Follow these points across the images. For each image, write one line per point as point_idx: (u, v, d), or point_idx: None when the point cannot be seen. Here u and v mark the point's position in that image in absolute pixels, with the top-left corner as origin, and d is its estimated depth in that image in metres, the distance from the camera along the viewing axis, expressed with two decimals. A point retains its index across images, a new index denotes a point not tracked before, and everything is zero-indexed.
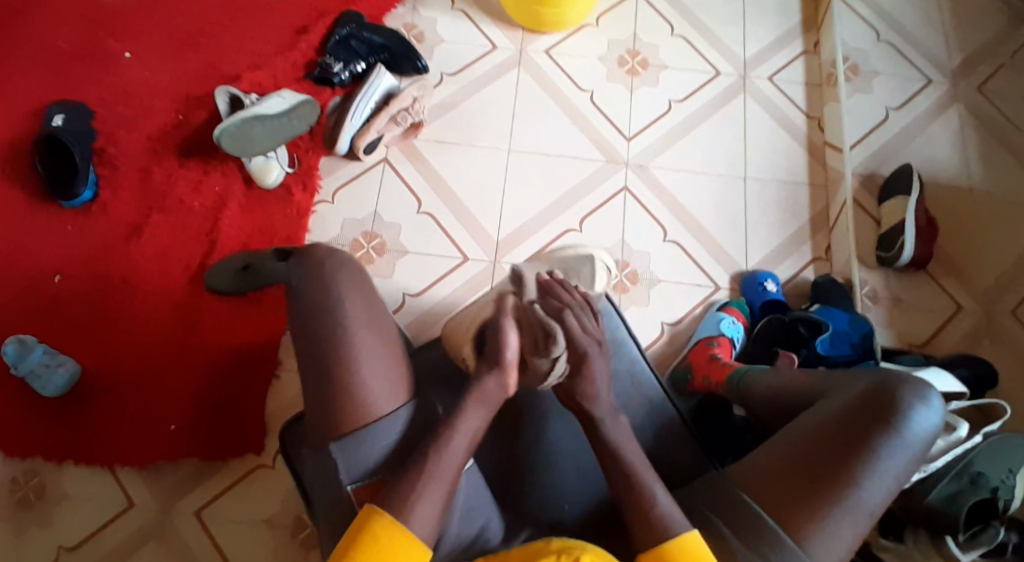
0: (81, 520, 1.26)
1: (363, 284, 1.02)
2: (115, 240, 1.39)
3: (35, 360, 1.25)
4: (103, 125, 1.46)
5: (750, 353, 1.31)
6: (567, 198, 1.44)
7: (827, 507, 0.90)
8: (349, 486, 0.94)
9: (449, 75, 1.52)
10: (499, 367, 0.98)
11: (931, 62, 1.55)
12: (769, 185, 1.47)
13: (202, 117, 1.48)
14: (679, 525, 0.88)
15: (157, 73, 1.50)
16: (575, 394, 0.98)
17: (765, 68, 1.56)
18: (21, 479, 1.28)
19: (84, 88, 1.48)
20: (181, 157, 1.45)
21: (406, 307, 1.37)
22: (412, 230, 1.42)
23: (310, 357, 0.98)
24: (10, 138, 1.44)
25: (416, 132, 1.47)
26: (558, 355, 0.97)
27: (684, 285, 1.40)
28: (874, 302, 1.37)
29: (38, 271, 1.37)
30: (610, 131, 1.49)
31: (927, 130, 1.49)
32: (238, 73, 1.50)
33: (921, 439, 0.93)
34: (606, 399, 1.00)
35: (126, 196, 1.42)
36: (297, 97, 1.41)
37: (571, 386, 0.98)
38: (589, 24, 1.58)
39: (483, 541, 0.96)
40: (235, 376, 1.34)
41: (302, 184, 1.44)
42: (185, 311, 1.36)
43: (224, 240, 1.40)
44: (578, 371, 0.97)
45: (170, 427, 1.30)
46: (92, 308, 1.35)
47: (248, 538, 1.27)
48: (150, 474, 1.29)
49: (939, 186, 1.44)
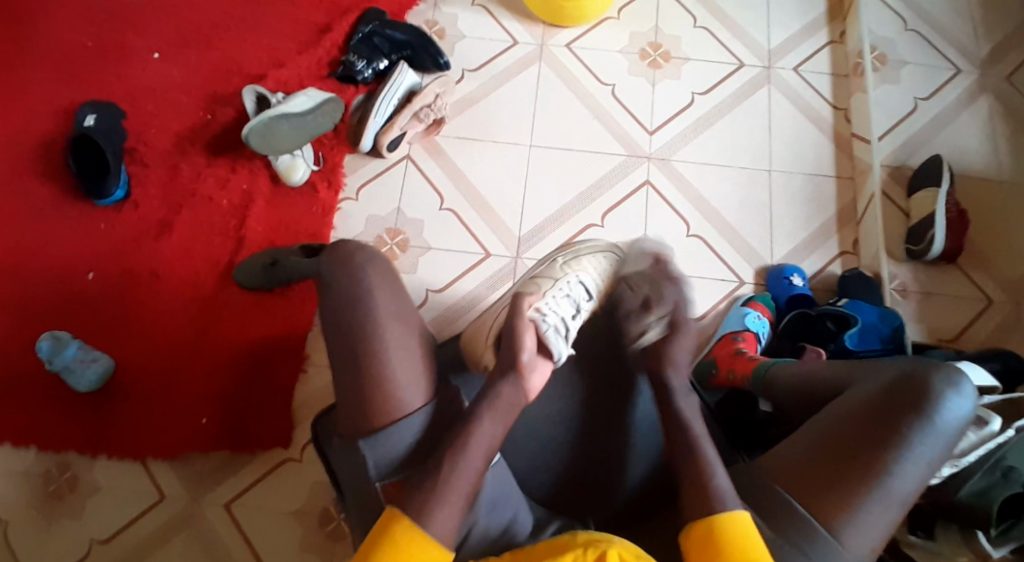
0: (113, 513, 1.30)
1: (390, 277, 1.02)
2: (145, 239, 1.42)
3: (70, 356, 1.29)
4: (133, 125, 1.49)
5: (776, 347, 1.30)
6: (589, 192, 1.44)
7: (859, 495, 0.89)
8: (378, 482, 0.95)
9: (470, 70, 1.53)
10: (517, 368, 0.99)
11: (961, 50, 1.51)
12: (794, 177, 1.45)
13: (229, 116, 1.50)
14: (729, 504, 0.88)
15: (184, 73, 1.53)
16: (663, 356, 1.04)
17: (789, 59, 1.53)
18: (55, 472, 1.32)
19: (114, 89, 1.51)
20: (209, 156, 1.47)
21: (430, 302, 1.38)
22: (435, 226, 1.43)
23: (333, 352, 0.99)
24: (43, 139, 1.48)
25: (438, 129, 1.48)
26: (656, 318, 1.08)
27: (708, 279, 1.39)
28: (904, 296, 1.35)
29: (71, 269, 1.40)
30: (631, 124, 1.49)
31: (957, 119, 1.45)
32: (263, 73, 1.52)
33: (953, 425, 0.91)
34: (664, 375, 1.03)
35: (156, 194, 1.45)
36: (322, 95, 1.44)
37: (661, 346, 1.05)
38: (609, 18, 1.57)
39: (510, 535, 0.95)
40: (266, 368, 1.36)
41: (326, 182, 1.46)
42: (213, 307, 1.39)
43: (251, 237, 1.42)
44: (676, 330, 1.06)
45: (200, 421, 1.33)
46: (124, 305, 1.38)
47: (276, 530, 1.29)
48: (181, 466, 1.32)
49: (970, 177, 1.41)
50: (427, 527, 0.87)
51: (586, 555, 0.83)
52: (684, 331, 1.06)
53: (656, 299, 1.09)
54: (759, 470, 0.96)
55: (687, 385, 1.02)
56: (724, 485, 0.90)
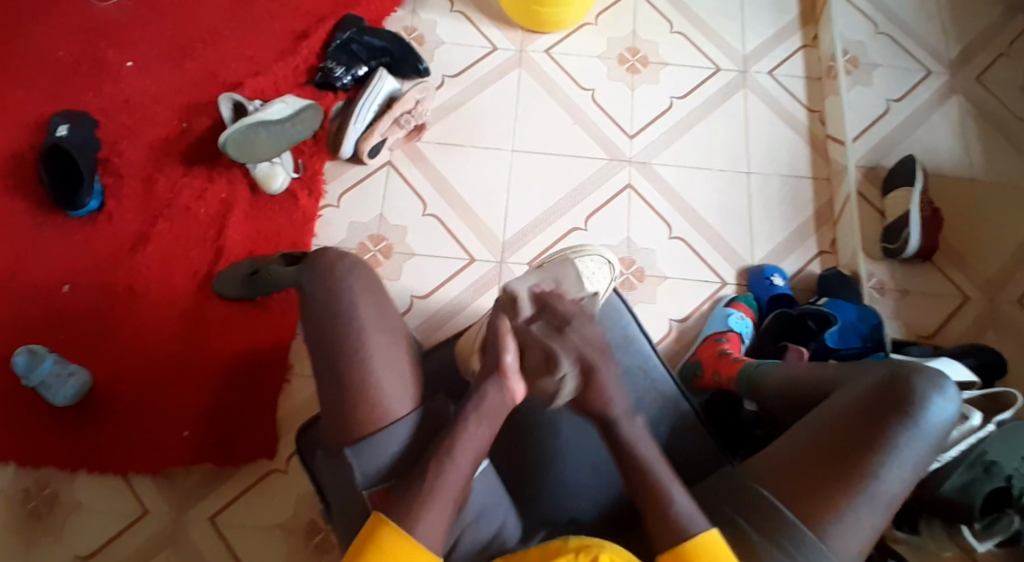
0: (94, 530, 1.27)
1: (374, 287, 1.01)
2: (122, 250, 1.40)
3: (46, 369, 1.25)
4: (107, 135, 1.46)
5: (758, 347, 1.31)
6: (572, 197, 1.45)
7: (845, 498, 0.90)
8: (365, 491, 0.94)
9: (450, 77, 1.53)
10: (498, 371, 0.96)
11: (931, 53, 1.55)
12: (772, 180, 1.47)
13: (206, 125, 1.48)
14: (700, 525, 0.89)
15: (159, 82, 1.50)
16: (595, 395, 0.96)
17: (764, 63, 1.56)
18: (33, 490, 1.28)
19: (87, 98, 1.49)
20: (186, 165, 1.45)
21: (415, 309, 1.37)
22: (418, 233, 1.42)
23: (322, 361, 0.98)
24: (13, 150, 1.44)
25: (419, 135, 1.48)
26: (566, 373, 0.95)
27: (691, 281, 1.40)
28: (881, 293, 1.37)
29: (46, 282, 1.37)
30: (612, 129, 1.50)
31: (928, 121, 1.49)
32: (240, 81, 1.51)
33: (937, 428, 0.93)
34: (603, 414, 0.96)
35: (132, 205, 1.42)
36: (300, 102, 1.42)
37: (587, 385, 0.96)
38: (587, 24, 1.58)
39: (501, 541, 0.96)
40: (246, 381, 1.34)
41: (307, 190, 1.44)
42: (193, 319, 1.36)
43: (231, 247, 1.40)
44: (590, 369, 0.95)
45: (183, 433, 1.30)
46: (102, 317, 1.35)
47: (261, 543, 1.27)
48: (163, 481, 1.30)
49: (942, 176, 1.44)
50: (417, 535, 0.87)
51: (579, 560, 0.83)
52: (603, 368, 0.96)
53: (557, 351, 0.94)
54: (747, 472, 0.97)
55: (626, 408, 0.97)
56: (685, 509, 0.91)
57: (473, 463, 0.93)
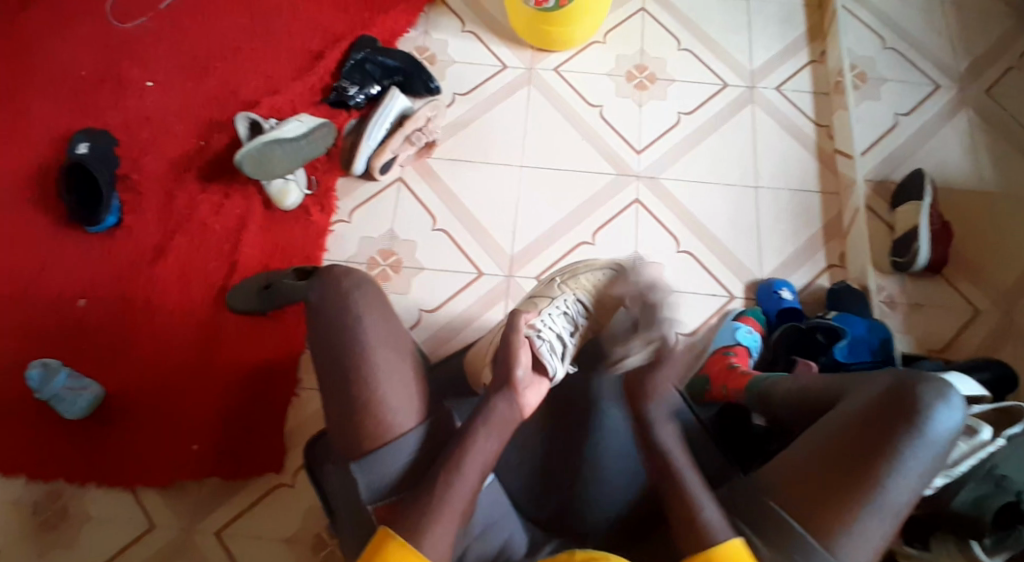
0: (104, 542, 1.28)
1: (380, 299, 1.04)
2: (139, 265, 1.43)
3: (59, 384, 1.28)
4: (127, 153, 1.50)
5: (769, 360, 1.32)
6: (581, 211, 1.46)
7: (852, 508, 0.90)
8: (370, 505, 0.95)
9: (461, 95, 1.55)
10: (508, 385, 0.99)
11: (939, 67, 1.55)
12: (781, 194, 1.47)
13: (223, 142, 1.52)
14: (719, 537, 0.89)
15: (178, 101, 1.54)
16: (642, 388, 1.01)
17: (772, 79, 1.57)
18: (46, 501, 1.30)
19: (108, 117, 1.53)
20: (203, 182, 1.49)
21: (423, 322, 1.39)
22: (428, 247, 1.44)
23: (329, 370, 0.99)
24: (36, 167, 1.48)
25: (430, 151, 1.50)
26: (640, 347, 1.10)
27: (699, 295, 1.40)
28: (891, 308, 1.36)
29: (64, 296, 1.40)
30: (620, 144, 1.51)
31: (938, 134, 1.49)
32: (256, 99, 1.54)
33: (943, 436, 0.93)
34: (643, 406, 1.00)
35: (150, 220, 1.46)
36: (314, 121, 1.46)
37: (641, 377, 1.01)
38: (595, 42, 1.60)
39: (508, 554, 0.97)
40: (258, 394, 1.36)
41: (320, 205, 1.47)
42: (205, 333, 1.39)
43: (244, 262, 1.43)
44: (658, 361, 1.02)
45: (193, 447, 1.32)
46: (118, 331, 1.38)
47: (268, 556, 1.28)
48: (173, 494, 1.31)
49: (953, 189, 1.44)
50: (424, 549, 0.87)
51: None
52: (669, 361, 1.02)
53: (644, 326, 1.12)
54: (754, 485, 0.97)
55: (666, 413, 1.00)
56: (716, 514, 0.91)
57: (482, 475, 0.94)
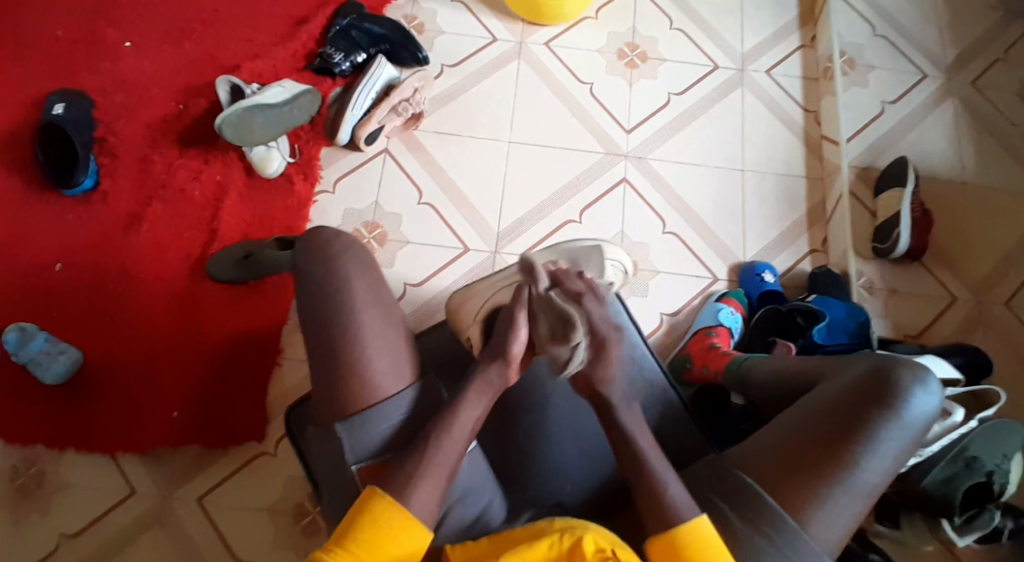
0: (82, 508, 1.27)
1: (366, 263, 1.02)
2: (116, 230, 1.40)
3: (36, 348, 1.25)
4: (104, 115, 1.46)
5: (747, 342, 1.34)
6: (567, 189, 1.45)
7: (825, 486, 0.92)
8: (354, 466, 0.95)
9: (450, 66, 1.53)
10: (504, 357, 0.99)
11: (927, 56, 1.57)
12: (766, 178, 1.48)
13: (203, 107, 1.48)
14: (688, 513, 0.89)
15: (157, 63, 1.50)
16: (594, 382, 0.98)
17: (762, 62, 1.57)
18: (21, 467, 1.28)
19: (83, 77, 1.48)
20: (182, 147, 1.45)
21: (408, 296, 1.38)
22: (413, 221, 1.43)
23: (315, 342, 0.99)
24: (8, 127, 1.44)
25: (416, 123, 1.48)
26: (577, 343, 0.98)
27: (682, 276, 1.41)
28: (870, 292, 1.39)
29: (38, 260, 1.37)
30: (609, 123, 1.51)
31: (922, 124, 1.50)
32: (238, 64, 1.50)
33: (918, 421, 0.95)
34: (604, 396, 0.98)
35: (127, 185, 1.42)
36: (298, 87, 1.42)
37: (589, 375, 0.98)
38: (588, 17, 1.59)
39: (484, 523, 0.98)
40: (237, 363, 1.35)
41: (303, 174, 1.44)
42: (186, 300, 1.36)
43: (225, 230, 1.40)
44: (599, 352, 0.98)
45: (172, 415, 1.31)
46: (92, 297, 1.35)
47: (247, 525, 1.28)
48: (152, 462, 1.30)
49: (934, 179, 1.46)
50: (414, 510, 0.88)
51: (560, 542, 0.85)
52: (610, 349, 0.98)
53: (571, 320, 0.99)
54: (730, 461, 0.98)
55: (625, 396, 0.98)
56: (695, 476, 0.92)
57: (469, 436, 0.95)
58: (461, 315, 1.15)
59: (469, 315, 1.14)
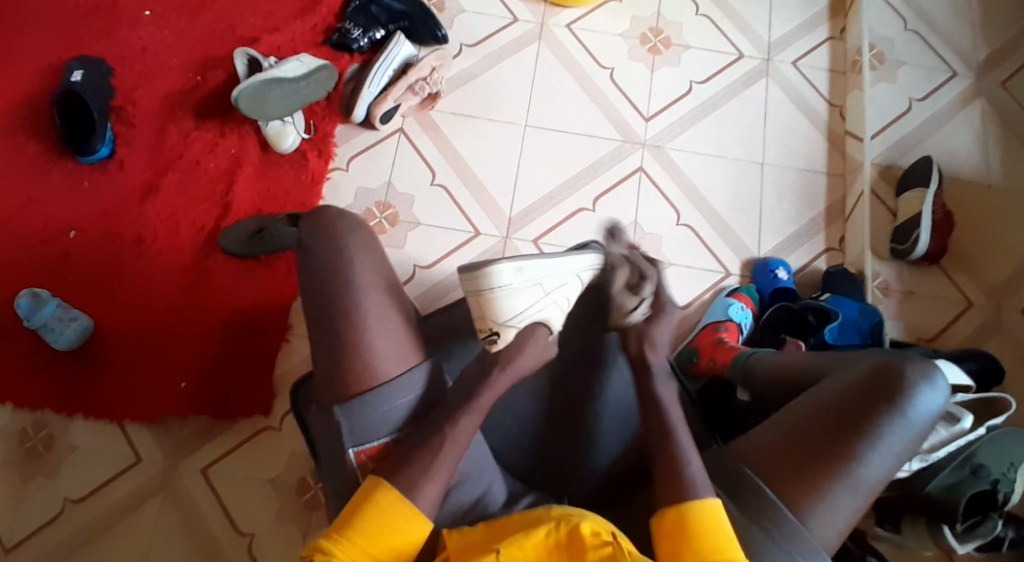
0: (88, 474, 1.29)
1: (371, 243, 1.04)
2: (130, 199, 1.40)
3: (48, 314, 1.26)
4: (122, 83, 1.46)
5: (757, 337, 1.32)
6: (582, 176, 1.44)
7: (827, 481, 0.91)
8: (352, 451, 0.96)
9: (468, 46, 1.51)
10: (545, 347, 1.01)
11: (959, 53, 1.52)
12: (786, 172, 1.45)
13: (220, 79, 1.47)
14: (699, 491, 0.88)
15: (175, 32, 1.49)
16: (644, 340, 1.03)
17: (788, 53, 1.53)
18: (31, 430, 1.31)
19: (102, 44, 1.48)
20: (198, 118, 1.45)
21: (416, 278, 1.38)
22: (425, 202, 1.42)
23: (319, 325, 0.99)
24: (27, 91, 1.44)
25: (433, 103, 1.47)
26: (644, 299, 1.06)
27: (695, 269, 1.40)
28: (885, 294, 1.36)
29: (54, 226, 1.38)
30: (628, 110, 1.48)
31: (950, 122, 1.46)
32: (257, 36, 1.49)
33: (924, 417, 0.93)
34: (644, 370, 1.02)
35: (143, 155, 1.43)
36: (316, 62, 1.41)
37: (643, 332, 1.04)
38: (611, 0, 1.56)
39: (484, 505, 0.97)
40: (246, 337, 1.35)
41: (317, 151, 1.44)
42: (198, 271, 1.37)
43: (237, 203, 1.40)
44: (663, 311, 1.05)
45: (180, 385, 1.32)
46: (106, 265, 1.37)
47: (251, 497, 1.29)
48: (159, 431, 1.32)
49: (958, 181, 1.42)
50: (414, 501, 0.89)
51: (557, 529, 0.86)
52: (669, 313, 1.05)
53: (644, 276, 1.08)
54: (731, 454, 0.97)
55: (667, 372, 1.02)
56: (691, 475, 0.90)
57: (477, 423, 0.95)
58: (492, 306, 1.01)
59: (504, 310, 1.01)
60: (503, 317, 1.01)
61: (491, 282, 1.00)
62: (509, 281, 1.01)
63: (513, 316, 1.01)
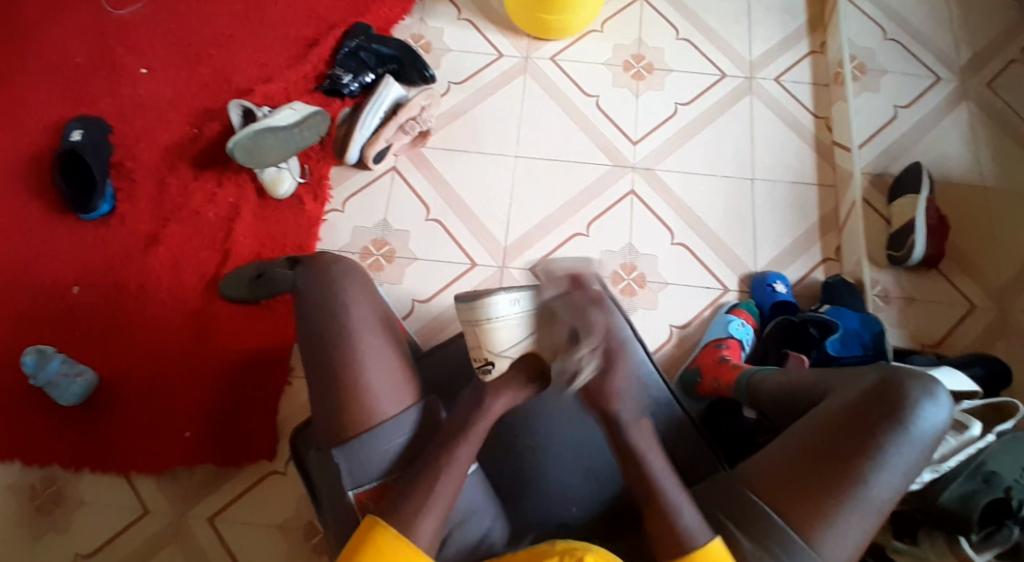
0: (98, 528, 1.29)
1: (366, 285, 1.06)
2: (132, 253, 1.43)
3: (53, 370, 1.28)
4: (121, 142, 1.49)
5: (761, 352, 1.31)
6: (575, 202, 1.45)
7: (836, 503, 0.89)
8: (351, 492, 0.96)
9: (456, 83, 1.54)
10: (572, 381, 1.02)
11: (940, 59, 1.53)
12: (778, 186, 1.46)
13: (216, 130, 1.51)
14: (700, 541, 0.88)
15: (171, 88, 1.54)
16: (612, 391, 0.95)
17: (771, 69, 1.55)
18: (40, 487, 1.31)
19: (102, 104, 1.52)
20: (196, 169, 1.48)
21: (416, 313, 1.38)
22: (421, 238, 1.43)
23: (315, 362, 1.00)
24: (30, 153, 1.48)
25: (424, 141, 1.50)
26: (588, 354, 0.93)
27: (692, 288, 1.40)
28: (886, 301, 1.35)
29: (58, 284, 1.40)
30: (617, 135, 1.50)
31: (937, 127, 1.47)
32: (250, 87, 1.53)
33: (929, 434, 0.92)
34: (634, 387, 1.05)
35: (143, 209, 1.45)
36: (308, 109, 1.44)
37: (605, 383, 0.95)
38: (593, 30, 1.59)
39: (488, 544, 0.97)
40: (250, 382, 1.36)
41: (313, 195, 1.46)
42: (199, 319, 1.38)
43: (237, 250, 1.42)
44: (610, 365, 0.95)
45: (186, 434, 1.33)
46: (109, 319, 1.38)
47: (262, 543, 1.29)
48: (166, 481, 1.32)
49: (951, 183, 1.42)
50: (414, 538, 0.88)
51: None
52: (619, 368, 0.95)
53: (582, 330, 0.93)
54: (735, 479, 0.96)
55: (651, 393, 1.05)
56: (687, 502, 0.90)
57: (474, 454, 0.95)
58: (490, 333, 0.99)
59: (505, 336, 0.99)
60: (499, 348, 0.99)
61: (490, 313, 0.98)
62: (507, 314, 0.98)
63: (512, 343, 0.99)
